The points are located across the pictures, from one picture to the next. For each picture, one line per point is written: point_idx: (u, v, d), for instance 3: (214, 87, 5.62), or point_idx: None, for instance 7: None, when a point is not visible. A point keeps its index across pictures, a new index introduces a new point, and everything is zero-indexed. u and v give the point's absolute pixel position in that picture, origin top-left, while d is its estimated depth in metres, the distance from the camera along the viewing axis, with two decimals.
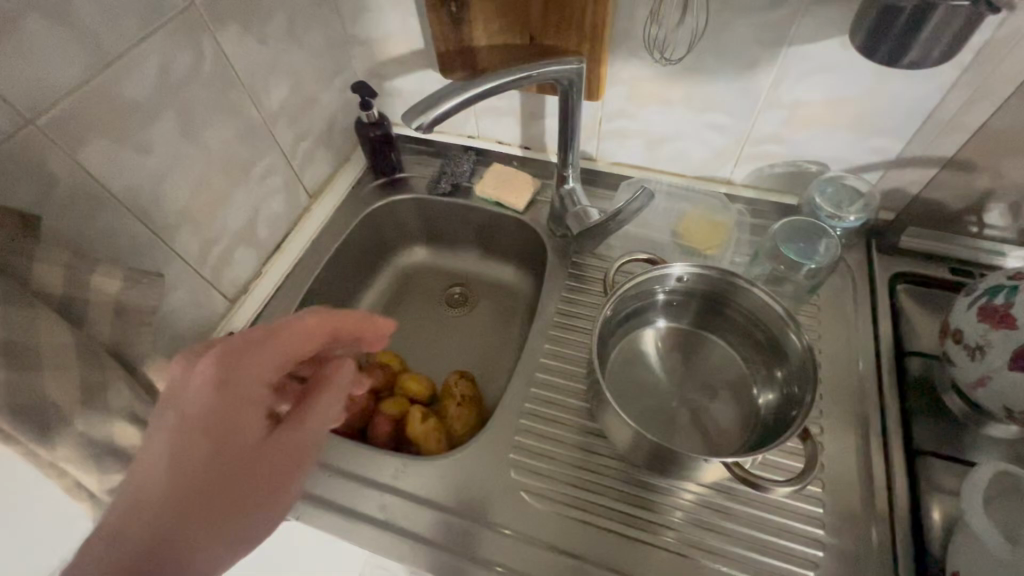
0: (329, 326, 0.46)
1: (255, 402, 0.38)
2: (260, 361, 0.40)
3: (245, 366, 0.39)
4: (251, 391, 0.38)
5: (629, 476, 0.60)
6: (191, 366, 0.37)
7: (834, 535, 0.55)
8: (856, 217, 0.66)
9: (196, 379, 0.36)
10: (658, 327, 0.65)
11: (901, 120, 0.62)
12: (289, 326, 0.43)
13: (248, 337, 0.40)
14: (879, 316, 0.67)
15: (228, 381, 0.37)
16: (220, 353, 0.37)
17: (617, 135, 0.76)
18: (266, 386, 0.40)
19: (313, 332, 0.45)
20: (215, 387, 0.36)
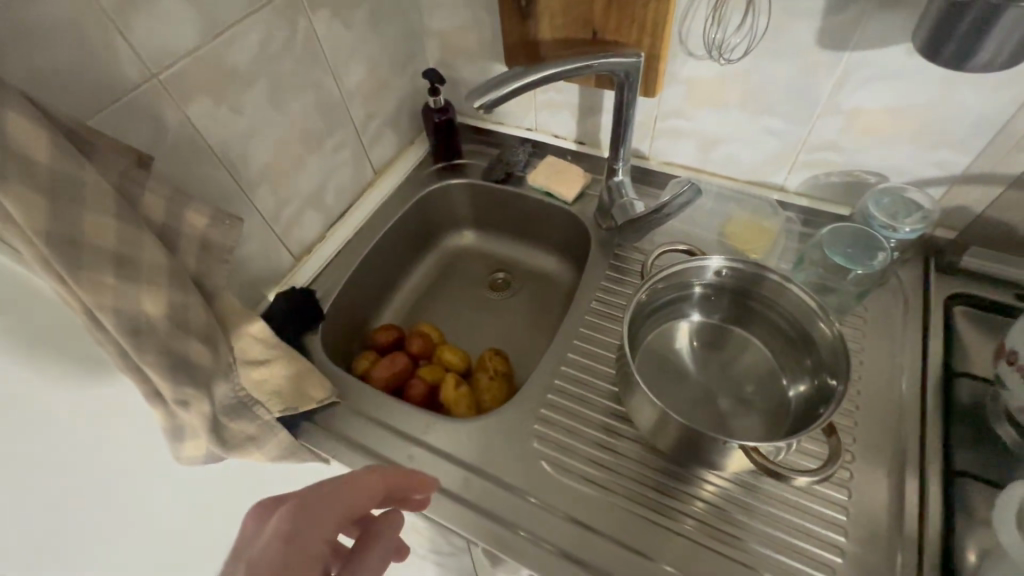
0: (385, 484, 0.48)
1: (315, 559, 0.40)
2: (326, 517, 0.42)
3: (310, 522, 0.42)
4: (312, 548, 0.40)
5: (650, 461, 0.61)
6: (264, 522, 0.41)
7: (863, 548, 0.53)
8: (912, 228, 0.63)
9: (266, 534, 0.40)
10: (692, 321, 0.65)
11: (967, 133, 0.60)
12: (354, 479, 0.45)
13: (315, 491, 0.43)
14: (929, 334, 0.64)
15: (292, 537, 0.40)
16: (290, 508, 0.41)
17: (670, 134, 0.78)
18: (326, 545, 0.41)
19: (375, 489, 0.47)
20: (281, 543, 0.40)
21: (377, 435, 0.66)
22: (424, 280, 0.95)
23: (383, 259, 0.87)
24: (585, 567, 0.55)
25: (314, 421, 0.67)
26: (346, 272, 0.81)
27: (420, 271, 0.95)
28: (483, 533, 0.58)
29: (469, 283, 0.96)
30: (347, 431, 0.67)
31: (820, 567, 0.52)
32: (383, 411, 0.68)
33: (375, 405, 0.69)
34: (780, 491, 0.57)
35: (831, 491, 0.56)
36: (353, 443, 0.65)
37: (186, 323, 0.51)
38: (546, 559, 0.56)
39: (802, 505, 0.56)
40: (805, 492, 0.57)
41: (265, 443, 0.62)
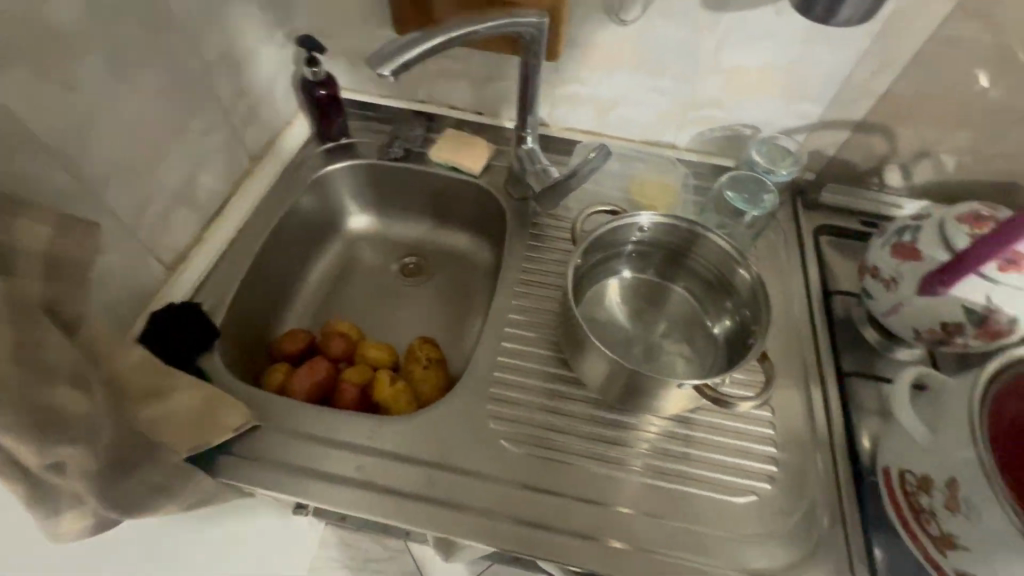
0: None
1: None
2: None
3: None
4: None
5: (596, 415, 0.63)
6: None
7: (790, 454, 0.60)
8: (787, 171, 0.73)
9: None
10: (623, 277, 0.68)
11: (822, 86, 0.70)
12: None
13: None
14: (808, 262, 0.74)
15: None
16: None
17: (570, 99, 0.78)
18: None
19: None
20: None
21: (313, 452, 0.59)
22: (327, 276, 0.86)
23: (277, 258, 0.77)
24: (551, 528, 0.56)
25: (232, 453, 0.58)
26: (237, 277, 0.69)
27: (320, 265, 0.86)
28: (448, 523, 0.55)
29: (378, 273, 0.89)
30: (276, 454, 0.58)
31: (757, 477, 0.58)
32: (314, 424, 0.61)
33: (302, 420, 0.61)
34: (715, 419, 0.62)
35: (759, 411, 0.63)
36: (286, 467, 0.57)
37: (48, 365, 0.39)
38: (513, 531, 0.55)
39: (734, 428, 0.62)
40: (739, 417, 0.62)
41: (177, 491, 0.52)
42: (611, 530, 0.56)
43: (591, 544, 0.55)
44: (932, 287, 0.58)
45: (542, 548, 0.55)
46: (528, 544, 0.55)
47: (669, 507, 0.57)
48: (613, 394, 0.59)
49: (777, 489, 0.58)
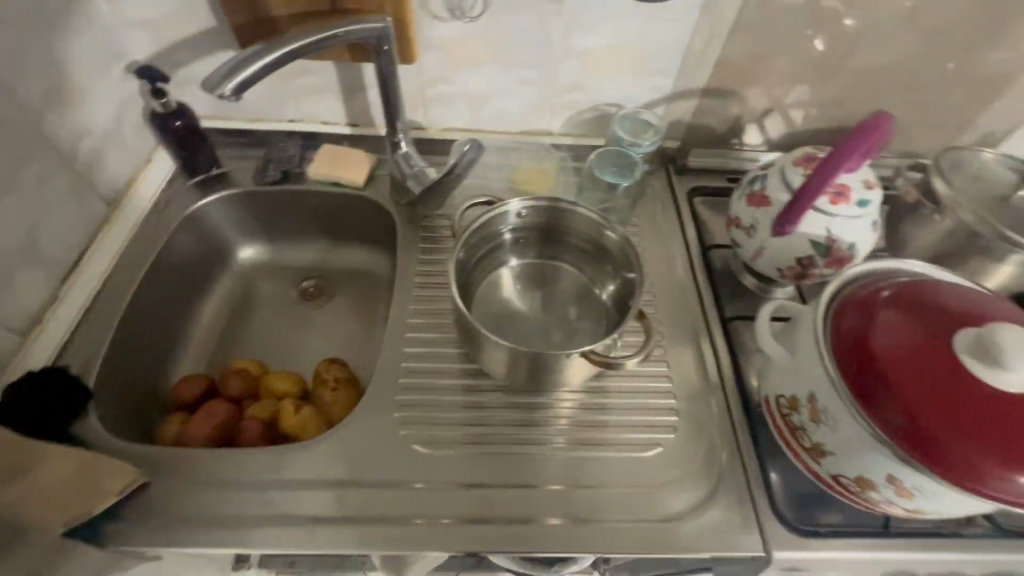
0: None
1: None
2: None
3: None
4: None
5: (512, 402, 0.64)
6: None
7: (692, 400, 0.64)
8: (650, 141, 0.77)
9: None
10: (511, 266, 0.69)
11: (667, 60, 0.75)
12: None
13: None
14: (686, 223, 0.79)
15: None
16: None
17: (440, 100, 0.79)
18: None
19: None
20: None
21: (217, 496, 0.55)
22: (220, 314, 0.82)
23: (155, 304, 0.72)
24: (487, 520, 0.56)
25: (126, 517, 0.54)
26: (109, 331, 0.65)
27: (210, 304, 0.82)
28: (381, 540, 0.54)
29: (277, 301, 0.86)
30: (176, 507, 0.55)
31: (670, 430, 0.62)
32: (214, 468, 0.57)
33: (202, 467, 0.57)
34: (620, 382, 0.65)
35: (657, 366, 0.66)
36: (189, 519, 0.54)
37: None
38: (451, 532, 0.55)
39: (642, 387, 0.65)
40: (642, 375, 0.66)
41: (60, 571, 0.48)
42: (544, 508, 0.57)
43: (528, 526, 0.56)
44: (782, 227, 0.63)
45: (481, 542, 0.55)
46: (466, 541, 0.55)
47: (595, 475, 0.59)
48: (521, 378, 0.61)
49: (686, 435, 0.61)
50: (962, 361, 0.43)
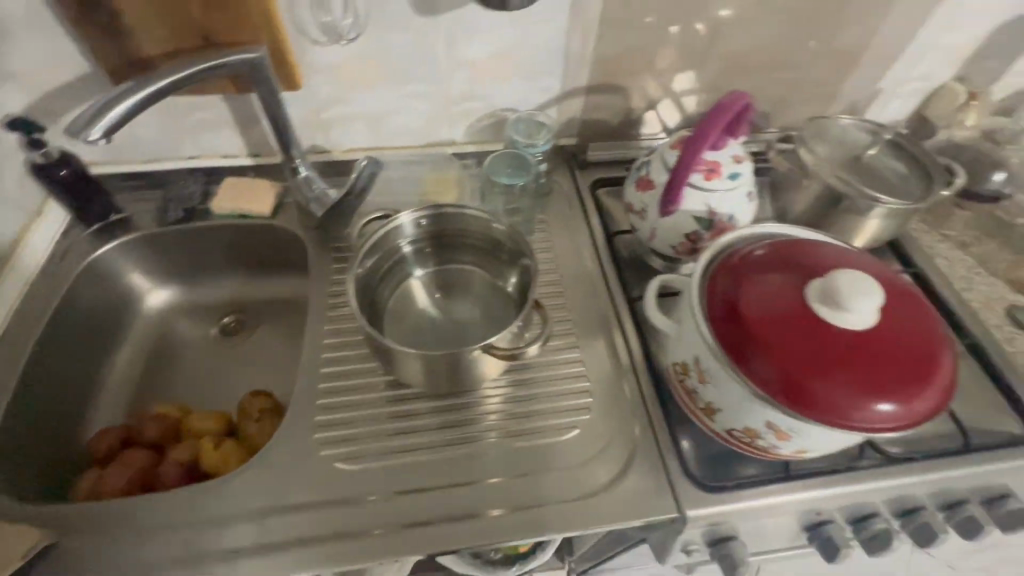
0: None
1: None
2: None
3: None
4: None
5: (441, 405, 0.65)
6: None
7: (609, 379, 0.67)
8: (545, 141, 0.81)
9: None
10: (417, 276, 0.71)
11: (549, 63, 0.78)
12: None
13: None
14: (591, 214, 0.83)
15: None
16: None
17: (338, 122, 0.80)
18: None
19: None
20: None
21: (136, 545, 0.55)
22: (137, 362, 0.80)
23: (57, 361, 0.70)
24: (430, 522, 0.57)
25: None
26: None
27: (124, 353, 0.80)
28: (325, 558, 0.55)
29: (198, 341, 0.85)
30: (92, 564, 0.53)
31: (595, 410, 0.65)
32: (130, 519, 0.56)
33: (118, 520, 0.56)
34: (539, 372, 0.68)
35: (569, 352, 0.69)
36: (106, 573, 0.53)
37: None
38: (395, 539, 0.56)
39: (563, 374, 0.68)
40: (558, 362, 0.68)
41: None
42: (484, 501, 0.59)
43: (471, 522, 0.57)
44: (667, 207, 0.67)
45: (427, 544, 0.56)
46: (412, 545, 0.56)
47: (529, 462, 0.61)
48: (443, 381, 0.62)
49: (607, 412, 0.64)
50: (814, 312, 0.48)
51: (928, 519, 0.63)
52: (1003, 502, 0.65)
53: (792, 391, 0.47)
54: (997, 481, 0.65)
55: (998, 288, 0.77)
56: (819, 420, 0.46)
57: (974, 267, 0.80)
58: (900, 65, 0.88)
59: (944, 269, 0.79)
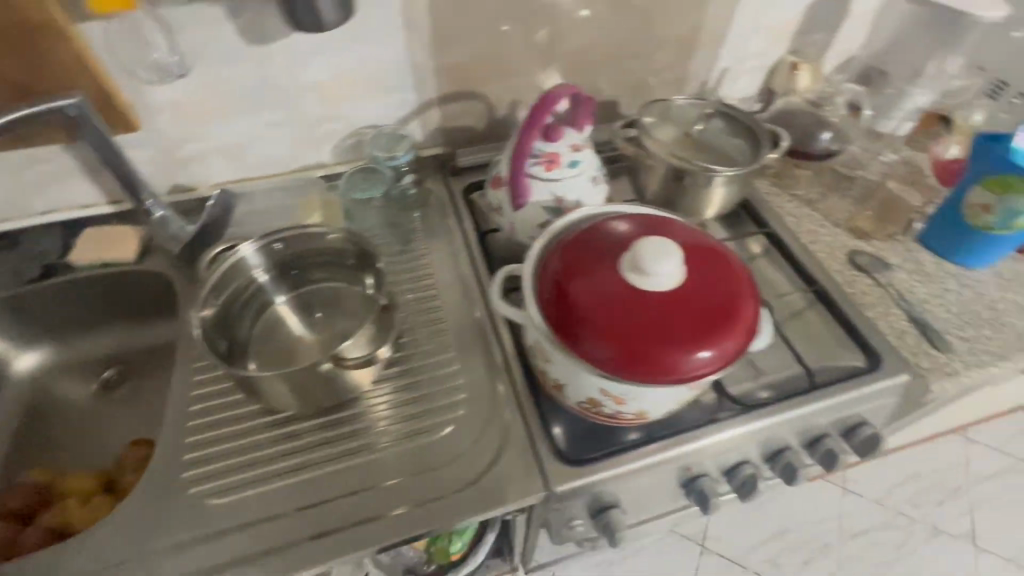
0: None
1: None
2: None
3: None
4: None
5: (331, 419, 0.66)
6: None
7: (482, 365, 0.70)
8: (405, 153, 0.83)
9: None
10: (280, 301, 0.71)
11: (399, 77, 0.80)
12: None
13: None
14: (465, 217, 0.85)
15: None
16: None
17: (196, 158, 0.80)
18: None
19: None
20: None
21: None
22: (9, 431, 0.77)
23: None
24: (333, 532, 0.58)
25: None
26: None
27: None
28: None
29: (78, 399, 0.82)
30: None
31: (477, 399, 0.67)
32: None
33: None
34: (416, 373, 0.69)
35: (442, 349, 0.72)
36: None
37: None
38: (303, 552, 0.56)
39: (446, 372, 0.69)
40: (434, 361, 0.70)
41: None
42: (385, 502, 0.60)
43: (376, 523, 0.58)
44: (516, 199, 0.70)
45: (336, 551, 0.57)
46: (322, 555, 0.56)
47: (423, 459, 0.63)
48: (324, 396, 0.63)
49: (484, 398, 0.67)
50: (638, 285, 0.51)
51: (791, 458, 0.68)
52: (862, 430, 0.70)
53: (638, 365, 0.50)
54: (853, 412, 0.70)
55: (840, 238, 0.84)
56: (669, 383, 0.49)
57: (819, 221, 0.86)
58: (733, 46, 0.95)
59: (793, 226, 0.85)
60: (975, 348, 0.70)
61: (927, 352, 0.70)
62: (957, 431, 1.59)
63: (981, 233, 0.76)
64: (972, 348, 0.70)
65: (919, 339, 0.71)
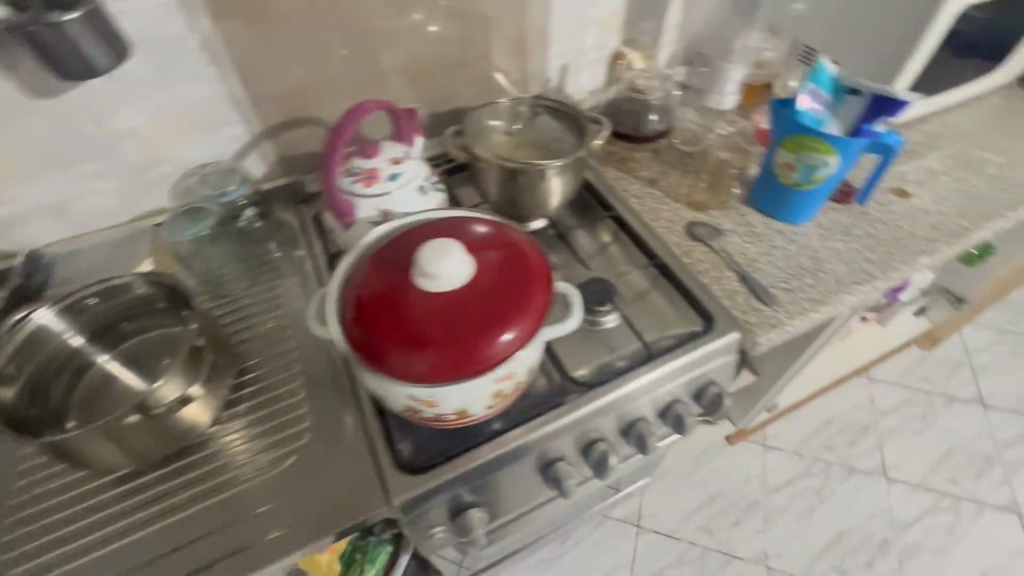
0: None
1: None
2: None
3: None
4: None
5: (185, 464, 0.64)
6: None
7: (324, 379, 0.71)
8: (236, 188, 0.82)
9: None
10: (103, 359, 0.69)
11: (221, 112, 0.80)
12: None
13: None
14: (316, 243, 0.84)
15: None
16: None
17: (13, 222, 0.76)
18: None
19: None
20: None
21: None
22: None
23: None
24: (206, 569, 0.58)
25: None
26: None
27: None
28: None
29: None
30: None
31: (319, 413, 0.68)
32: None
33: None
34: (262, 402, 0.69)
35: (283, 372, 0.72)
36: None
37: None
38: None
39: (289, 395, 0.70)
40: (276, 386, 0.71)
41: None
42: (253, 529, 0.60)
43: (247, 552, 0.59)
44: (343, 220, 0.72)
45: None
46: None
47: (288, 483, 0.63)
48: (163, 442, 0.62)
49: (328, 410, 0.69)
50: (433, 289, 0.52)
51: (644, 429, 0.72)
52: (707, 391, 0.74)
53: (444, 369, 0.51)
54: (698, 375, 0.74)
55: (680, 212, 0.88)
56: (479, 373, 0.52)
57: (661, 199, 0.90)
58: (564, 44, 0.99)
59: (636, 207, 0.90)
60: (798, 298, 0.75)
61: (755, 308, 0.74)
62: (860, 374, 1.69)
63: (795, 192, 0.81)
64: (795, 298, 0.75)
65: (748, 297, 0.76)
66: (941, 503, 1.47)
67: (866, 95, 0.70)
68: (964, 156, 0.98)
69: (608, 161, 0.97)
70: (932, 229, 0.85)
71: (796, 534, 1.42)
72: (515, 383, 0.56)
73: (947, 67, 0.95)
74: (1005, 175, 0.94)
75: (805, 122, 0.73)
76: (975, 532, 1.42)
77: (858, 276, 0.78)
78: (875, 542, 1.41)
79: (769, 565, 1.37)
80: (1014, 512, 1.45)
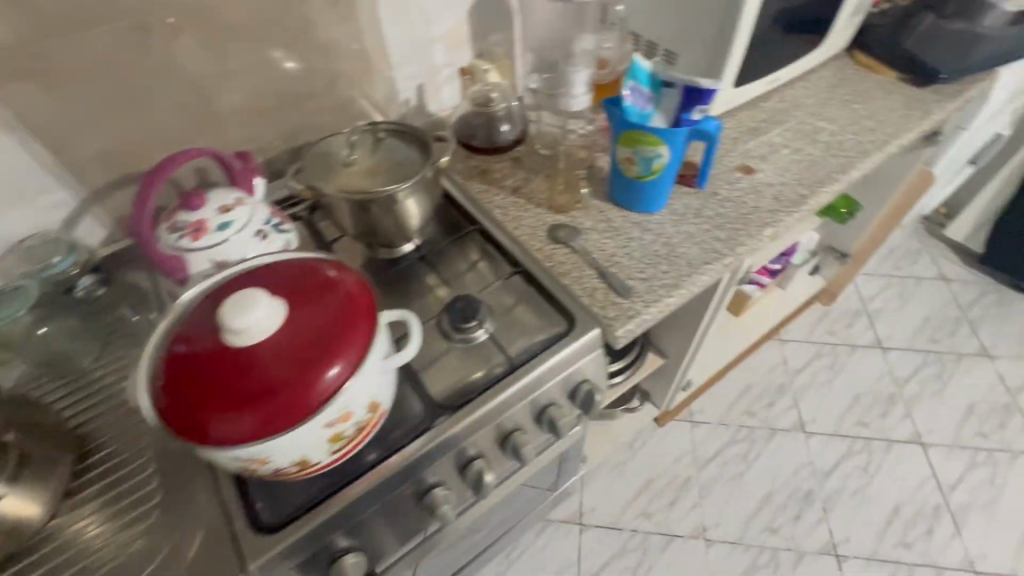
0: None
1: None
2: None
3: None
4: None
5: (28, 566, 0.61)
6: None
7: (173, 449, 0.69)
8: (61, 258, 0.77)
9: None
10: None
11: (37, 178, 0.75)
12: None
13: None
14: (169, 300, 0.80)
15: None
16: None
17: None
18: None
19: None
20: None
21: None
22: None
23: None
24: None
25: None
26: None
27: None
28: None
29: None
30: None
31: (173, 484, 0.66)
32: None
33: None
34: (108, 485, 0.67)
35: (129, 448, 0.69)
36: None
37: None
38: None
39: (138, 472, 0.68)
40: (123, 466, 0.68)
41: None
42: None
43: None
44: (178, 278, 0.69)
45: None
46: None
47: (149, 560, 0.61)
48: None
49: (179, 481, 0.67)
50: (245, 344, 0.50)
51: (522, 440, 0.73)
52: (581, 388, 0.76)
53: (263, 422, 0.50)
54: (570, 376, 0.75)
55: (542, 216, 0.90)
56: (310, 420, 0.51)
57: (524, 206, 0.92)
58: (412, 64, 0.99)
59: (500, 218, 0.90)
60: (653, 286, 0.78)
61: (613, 301, 0.77)
62: (771, 337, 1.79)
63: (637, 183, 0.84)
64: (651, 286, 0.78)
65: (607, 291, 0.78)
66: (855, 446, 1.57)
67: (677, 88, 0.75)
68: (802, 127, 1.05)
69: (471, 174, 0.97)
70: (774, 201, 0.90)
71: (729, 502, 1.48)
72: (354, 424, 0.55)
73: (772, 48, 1.02)
74: (837, 141, 1.02)
75: (631, 117, 0.76)
76: (887, 469, 1.52)
77: (709, 256, 0.82)
78: (801, 495, 1.49)
79: (707, 538, 1.43)
80: (918, 443, 1.57)
